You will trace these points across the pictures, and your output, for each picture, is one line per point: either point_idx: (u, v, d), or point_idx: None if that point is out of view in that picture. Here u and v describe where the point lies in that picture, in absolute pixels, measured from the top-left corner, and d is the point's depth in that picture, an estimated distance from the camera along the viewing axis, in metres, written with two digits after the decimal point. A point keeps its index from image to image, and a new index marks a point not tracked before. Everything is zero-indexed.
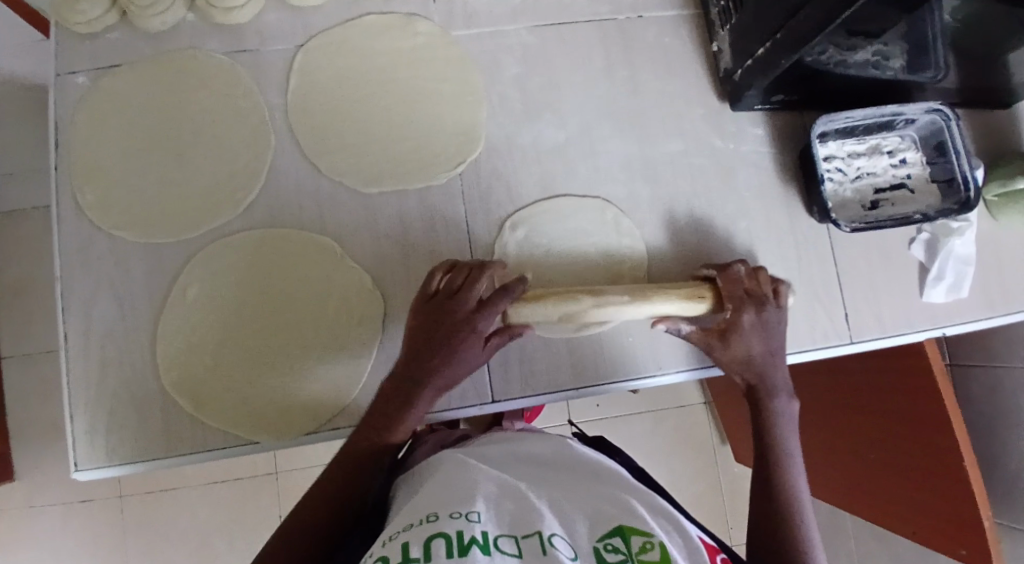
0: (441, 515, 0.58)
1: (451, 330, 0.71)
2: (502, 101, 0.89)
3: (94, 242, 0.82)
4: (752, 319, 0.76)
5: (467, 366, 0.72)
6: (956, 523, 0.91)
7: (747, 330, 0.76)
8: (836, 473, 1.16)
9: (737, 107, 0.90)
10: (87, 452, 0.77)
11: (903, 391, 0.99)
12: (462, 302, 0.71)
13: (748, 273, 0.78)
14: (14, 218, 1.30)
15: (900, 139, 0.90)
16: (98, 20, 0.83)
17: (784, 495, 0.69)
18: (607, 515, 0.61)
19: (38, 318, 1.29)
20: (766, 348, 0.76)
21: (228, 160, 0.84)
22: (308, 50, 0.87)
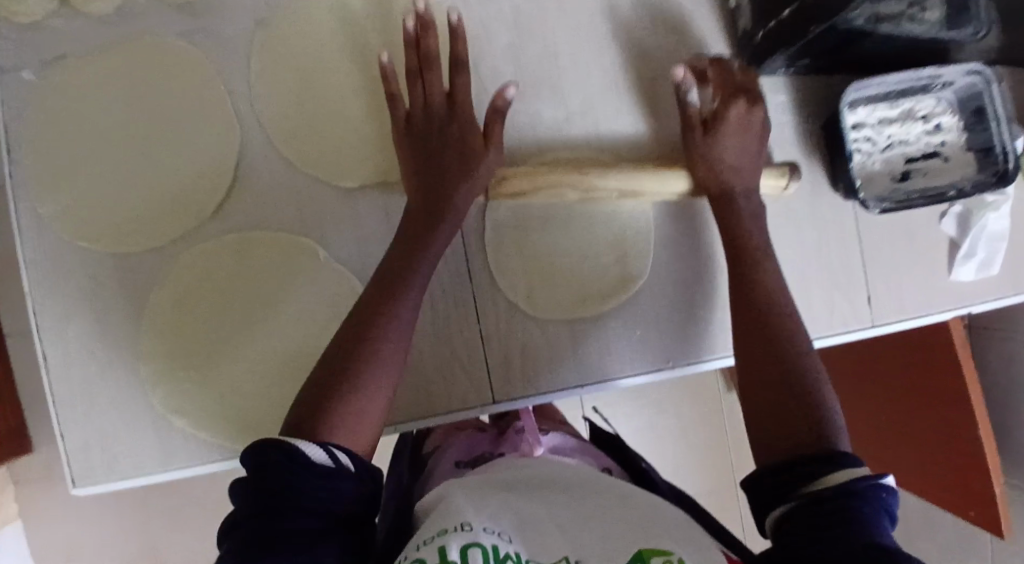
0: (474, 526, 0.55)
1: (455, 141, 0.72)
2: (493, 78, 0.81)
3: (62, 254, 0.77)
4: (740, 114, 0.76)
5: (485, 174, 0.73)
6: (967, 490, 0.90)
7: (733, 126, 0.75)
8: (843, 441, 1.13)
9: (758, 72, 0.81)
10: (82, 471, 0.75)
11: (913, 357, 0.94)
12: (433, 92, 0.73)
13: (746, 74, 0.79)
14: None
15: (936, 102, 0.81)
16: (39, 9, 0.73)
17: (788, 353, 0.62)
18: (627, 536, 0.57)
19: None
20: (744, 154, 0.76)
21: (195, 157, 0.77)
22: (275, 27, 0.78)
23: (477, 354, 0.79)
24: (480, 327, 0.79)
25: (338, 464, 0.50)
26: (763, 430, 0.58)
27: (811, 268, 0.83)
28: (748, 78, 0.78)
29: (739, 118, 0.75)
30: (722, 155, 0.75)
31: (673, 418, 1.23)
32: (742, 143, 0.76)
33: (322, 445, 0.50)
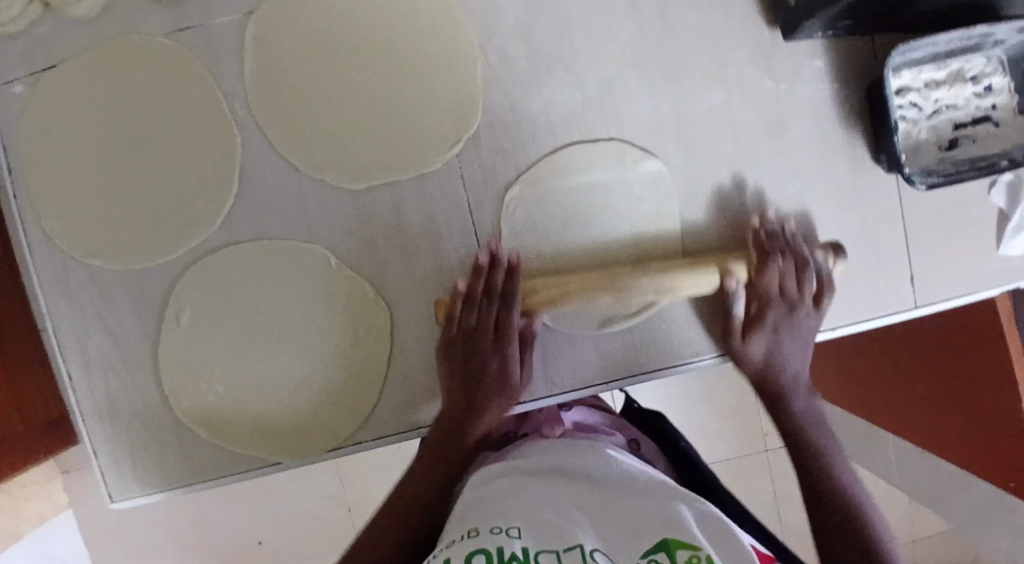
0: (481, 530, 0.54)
1: (483, 363, 0.71)
2: (501, 60, 0.74)
3: (72, 273, 0.75)
4: (780, 320, 0.73)
5: (511, 335, 0.72)
6: (1003, 458, 0.86)
7: (764, 331, 0.73)
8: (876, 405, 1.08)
9: (794, 37, 0.74)
10: (117, 484, 0.77)
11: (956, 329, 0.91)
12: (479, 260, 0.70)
13: (785, 255, 0.72)
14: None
15: (987, 60, 0.74)
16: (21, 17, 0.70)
17: (826, 468, 0.68)
18: (647, 527, 0.55)
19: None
20: (779, 348, 0.73)
21: (194, 166, 0.74)
22: (263, 18, 0.72)
23: None
24: None
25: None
26: (824, 536, 0.64)
27: (850, 250, 0.77)
28: (788, 282, 0.72)
29: (778, 283, 0.72)
30: (746, 360, 0.73)
31: (700, 384, 1.23)
32: (777, 348, 0.73)
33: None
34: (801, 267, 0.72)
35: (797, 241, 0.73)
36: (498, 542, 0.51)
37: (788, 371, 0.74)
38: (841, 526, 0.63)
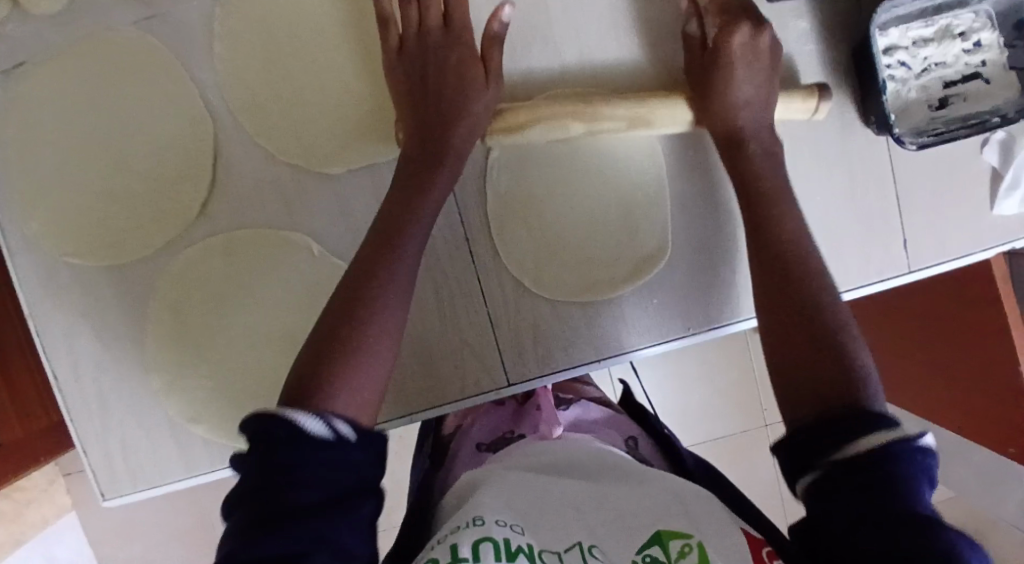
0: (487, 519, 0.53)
1: (452, 148, 0.68)
2: (478, 35, 0.73)
3: (52, 273, 0.74)
4: (746, 56, 0.70)
5: (480, 115, 0.70)
6: (1007, 426, 0.85)
7: (740, 71, 0.69)
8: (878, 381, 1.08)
9: (775, 1, 0.73)
10: (110, 483, 0.77)
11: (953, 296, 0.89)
12: (429, 14, 0.70)
13: (731, 5, 0.72)
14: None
15: (974, 16, 0.72)
16: None
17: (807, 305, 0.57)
18: (643, 517, 0.55)
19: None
20: (757, 89, 0.70)
21: (170, 158, 0.72)
22: (234, 4, 0.71)
23: (486, 340, 0.76)
24: (489, 310, 0.76)
25: (337, 434, 0.44)
26: (793, 407, 0.52)
27: (842, 215, 0.76)
28: (749, 36, 0.69)
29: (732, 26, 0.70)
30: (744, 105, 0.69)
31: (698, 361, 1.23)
32: (758, 94, 0.70)
33: (321, 414, 0.45)
34: (761, 32, 0.69)
35: (727, 19, 0.70)
36: (504, 534, 0.51)
37: (761, 159, 0.69)
38: (824, 387, 0.51)
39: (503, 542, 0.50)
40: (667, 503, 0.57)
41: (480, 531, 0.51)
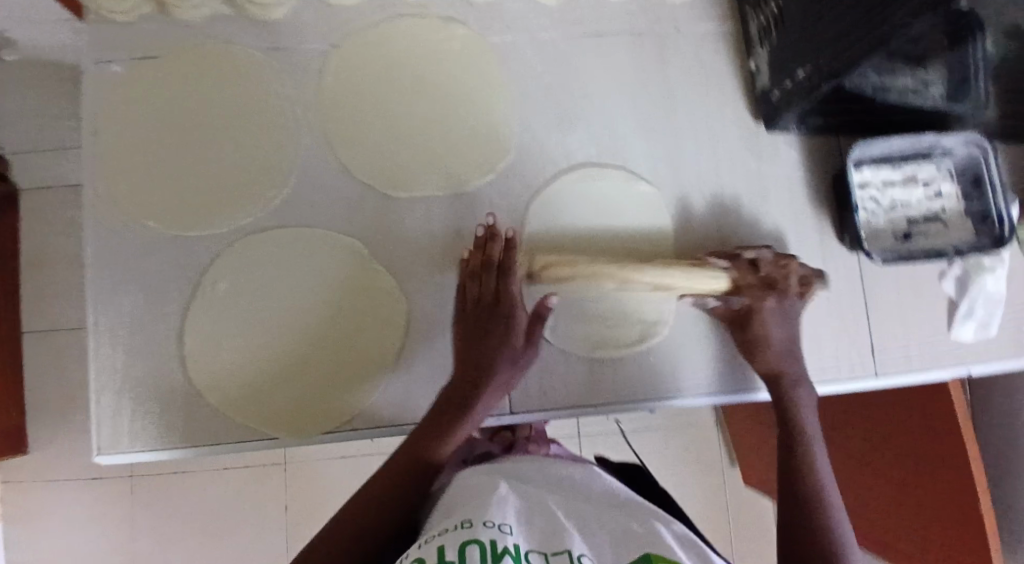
0: (477, 521, 0.58)
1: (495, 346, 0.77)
2: (533, 110, 0.89)
3: (121, 232, 0.82)
4: (772, 307, 0.81)
5: (519, 358, 0.78)
6: None
7: (773, 317, 0.81)
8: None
9: (773, 128, 0.90)
10: (109, 439, 0.79)
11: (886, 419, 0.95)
12: (492, 247, 0.78)
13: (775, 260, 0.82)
14: (35, 187, 1.28)
15: (936, 169, 0.89)
16: (135, 9, 0.84)
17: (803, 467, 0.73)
18: (635, 538, 0.61)
19: (51, 293, 1.28)
20: (788, 339, 0.81)
21: (259, 158, 0.84)
22: (344, 49, 0.87)
23: None
24: None
25: None
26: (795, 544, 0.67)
27: (817, 313, 0.88)
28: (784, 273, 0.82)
29: (759, 292, 0.80)
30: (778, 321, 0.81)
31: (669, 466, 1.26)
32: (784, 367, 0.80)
33: None
34: (766, 277, 0.81)
35: (757, 250, 0.82)
36: (489, 536, 0.56)
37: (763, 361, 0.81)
38: (815, 540, 0.66)
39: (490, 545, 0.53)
40: (653, 532, 0.63)
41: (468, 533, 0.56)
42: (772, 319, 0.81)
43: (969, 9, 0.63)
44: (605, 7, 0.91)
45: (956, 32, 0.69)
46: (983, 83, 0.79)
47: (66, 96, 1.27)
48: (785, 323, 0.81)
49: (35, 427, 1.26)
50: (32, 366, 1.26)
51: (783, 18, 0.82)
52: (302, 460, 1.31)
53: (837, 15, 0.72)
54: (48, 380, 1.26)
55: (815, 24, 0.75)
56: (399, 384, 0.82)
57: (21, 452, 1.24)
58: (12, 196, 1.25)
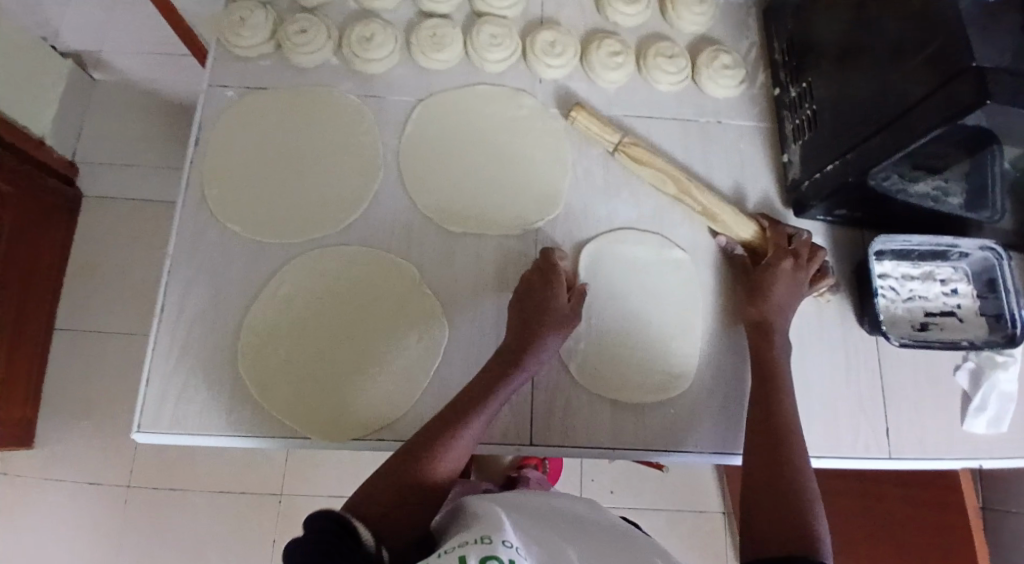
0: (495, 539, 0.56)
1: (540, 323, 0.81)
2: (584, 174, 0.99)
3: (203, 230, 0.91)
4: (788, 268, 0.87)
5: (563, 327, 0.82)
6: None
7: (785, 278, 0.86)
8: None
9: (801, 214, 0.98)
10: (151, 418, 0.83)
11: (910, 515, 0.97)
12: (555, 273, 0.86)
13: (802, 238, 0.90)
14: (108, 201, 1.45)
15: (953, 270, 0.95)
16: (257, 48, 0.98)
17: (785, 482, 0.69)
18: None
19: (99, 298, 1.40)
20: (790, 300, 0.86)
21: (338, 183, 0.94)
22: (427, 103, 0.99)
23: (525, 398, 0.87)
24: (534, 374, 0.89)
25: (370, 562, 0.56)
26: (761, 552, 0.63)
27: (834, 389, 0.92)
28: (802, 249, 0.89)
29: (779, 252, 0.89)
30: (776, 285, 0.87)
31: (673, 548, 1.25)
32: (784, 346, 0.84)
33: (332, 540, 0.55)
34: (794, 251, 0.88)
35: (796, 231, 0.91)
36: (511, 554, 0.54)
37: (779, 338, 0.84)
38: (785, 543, 0.63)
39: None
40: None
41: (489, 548, 0.54)
42: (779, 280, 0.86)
43: (989, 131, 0.70)
44: (656, 96, 1.04)
45: (974, 155, 0.76)
46: (1001, 198, 0.85)
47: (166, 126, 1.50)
48: (791, 288, 0.86)
49: (44, 423, 1.33)
50: (59, 366, 1.36)
51: (817, 118, 0.93)
52: (304, 496, 1.34)
53: (866, 119, 0.81)
54: (70, 381, 1.36)
55: (847, 125, 0.85)
56: (433, 403, 0.86)
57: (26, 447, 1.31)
58: (77, 201, 1.43)
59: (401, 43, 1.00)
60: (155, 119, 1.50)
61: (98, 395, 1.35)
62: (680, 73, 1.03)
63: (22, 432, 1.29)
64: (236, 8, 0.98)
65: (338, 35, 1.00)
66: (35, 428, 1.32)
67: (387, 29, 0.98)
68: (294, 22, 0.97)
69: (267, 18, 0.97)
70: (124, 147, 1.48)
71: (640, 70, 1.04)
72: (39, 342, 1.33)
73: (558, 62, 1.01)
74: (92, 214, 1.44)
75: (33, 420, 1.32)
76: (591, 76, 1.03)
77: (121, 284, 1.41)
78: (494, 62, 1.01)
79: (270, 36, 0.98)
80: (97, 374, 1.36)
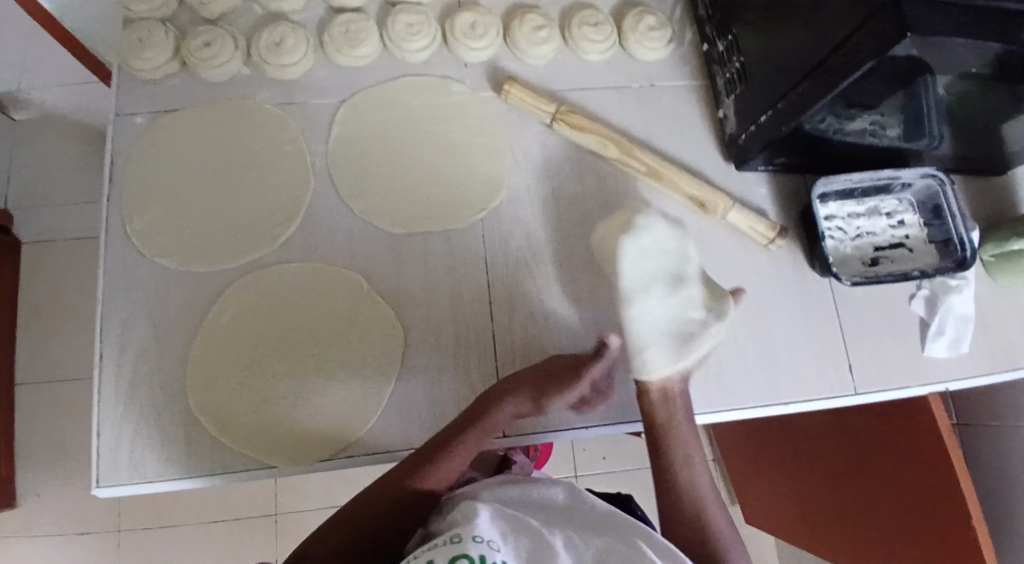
0: (465, 537, 0.58)
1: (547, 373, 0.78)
2: (524, 156, 0.97)
3: (133, 267, 0.86)
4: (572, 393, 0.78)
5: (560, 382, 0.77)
6: None
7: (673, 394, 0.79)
8: (825, 516, 1.12)
9: (743, 168, 0.98)
10: (108, 469, 0.79)
11: (881, 440, 0.99)
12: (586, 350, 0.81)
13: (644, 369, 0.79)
14: (46, 244, 1.35)
15: (898, 202, 0.96)
16: (161, 68, 0.92)
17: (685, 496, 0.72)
18: (620, 553, 0.61)
19: (57, 347, 1.31)
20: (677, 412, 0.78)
21: (269, 198, 0.90)
22: (351, 103, 0.95)
23: None
24: (496, 365, 0.87)
25: None
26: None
27: (796, 333, 0.93)
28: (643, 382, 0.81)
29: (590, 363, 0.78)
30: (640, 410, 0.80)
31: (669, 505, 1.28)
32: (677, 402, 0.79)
33: None
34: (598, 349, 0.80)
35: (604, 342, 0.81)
36: (480, 550, 0.56)
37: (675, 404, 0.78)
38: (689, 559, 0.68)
39: None
40: (639, 549, 0.62)
41: (457, 548, 0.56)
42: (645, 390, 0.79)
43: (919, 64, 0.69)
44: (586, 67, 1.02)
45: (907, 88, 0.75)
46: (936, 126, 0.85)
47: (91, 154, 1.39)
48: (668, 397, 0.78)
49: (21, 481, 1.25)
50: (26, 419, 1.27)
51: (746, 70, 0.92)
52: (296, 512, 1.30)
53: (794, 65, 0.81)
54: (44, 434, 1.27)
55: (776, 74, 0.84)
56: (400, 410, 0.84)
57: (8, 506, 1.23)
58: (15, 249, 1.32)
59: (314, 43, 0.96)
60: (77, 143, 1.39)
61: (69, 442, 1.27)
62: (607, 40, 1.01)
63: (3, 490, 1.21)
64: (135, 29, 0.93)
65: (246, 44, 0.95)
66: (14, 486, 1.24)
67: (297, 31, 0.94)
68: (198, 35, 0.92)
69: (168, 37, 0.92)
70: (54, 181, 1.37)
71: (566, 42, 1.02)
72: (5, 398, 1.25)
73: (481, 45, 0.97)
74: (32, 261, 1.34)
75: (10, 479, 1.24)
76: (517, 54, 1.00)
77: (74, 328, 1.32)
78: (414, 52, 0.97)
79: (173, 54, 0.93)
80: (64, 425, 1.27)
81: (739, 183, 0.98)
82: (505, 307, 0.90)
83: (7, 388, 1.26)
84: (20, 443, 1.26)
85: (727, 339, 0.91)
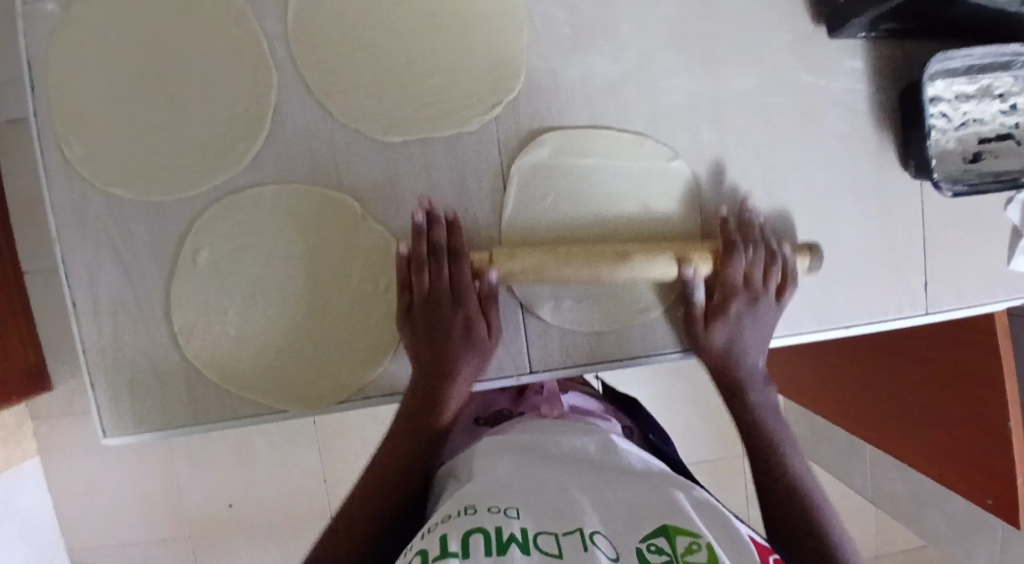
0: (479, 507, 0.50)
1: (433, 281, 0.71)
2: (547, 26, 0.74)
3: (85, 203, 0.72)
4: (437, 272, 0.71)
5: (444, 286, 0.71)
6: (988, 470, 0.89)
7: (727, 323, 0.73)
8: (853, 397, 1.12)
9: (836, 33, 0.75)
10: (115, 423, 0.75)
11: (932, 341, 0.94)
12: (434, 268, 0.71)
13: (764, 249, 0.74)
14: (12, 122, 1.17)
15: (1013, 80, 0.76)
16: None
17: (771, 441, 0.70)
18: (653, 511, 0.51)
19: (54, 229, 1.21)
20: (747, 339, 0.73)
21: (227, 102, 0.72)
22: None
23: (513, 323, 0.76)
24: (519, 296, 0.76)
25: None
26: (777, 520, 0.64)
27: (871, 249, 0.79)
28: (749, 273, 0.72)
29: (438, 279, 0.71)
30: (698, 296, 0.73)
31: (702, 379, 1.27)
32: (738, 336, 0.73)
33: None
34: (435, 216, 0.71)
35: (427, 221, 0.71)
36: (497, 522, 0.47)
37: (735, 309, 0.73)
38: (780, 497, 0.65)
39: (494, 533, 0.45)
40: (674, 505, 0.52)
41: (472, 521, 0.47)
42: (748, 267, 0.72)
43: None
44: None
45: None
46: None
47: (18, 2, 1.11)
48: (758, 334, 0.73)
49: (54, 363, 1.24)
50: (40, 304, 1.21)
51: None
52: None
53: None
54: (59, 320, 1.23)
55: None
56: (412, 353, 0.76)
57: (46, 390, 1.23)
58: None
59: None
60: None
61: None
62: None
63: (37, 378, 1.21)
64: None
65: None
66: (47, 371, 1.24)
67: None
68: None
69: None
70: None
71: None
72: (14, 287, 1.18)
73: None
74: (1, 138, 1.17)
75: (41, 365, 1.22)
76: None
77: None
78: None
79: None
80: None
81: (825, 57, 0.76)
82: (525, 232, 0.75)
83: (17, 278, 1.19)
84: (42, 330, 1.22)
85: (787, 262, 0.78)
